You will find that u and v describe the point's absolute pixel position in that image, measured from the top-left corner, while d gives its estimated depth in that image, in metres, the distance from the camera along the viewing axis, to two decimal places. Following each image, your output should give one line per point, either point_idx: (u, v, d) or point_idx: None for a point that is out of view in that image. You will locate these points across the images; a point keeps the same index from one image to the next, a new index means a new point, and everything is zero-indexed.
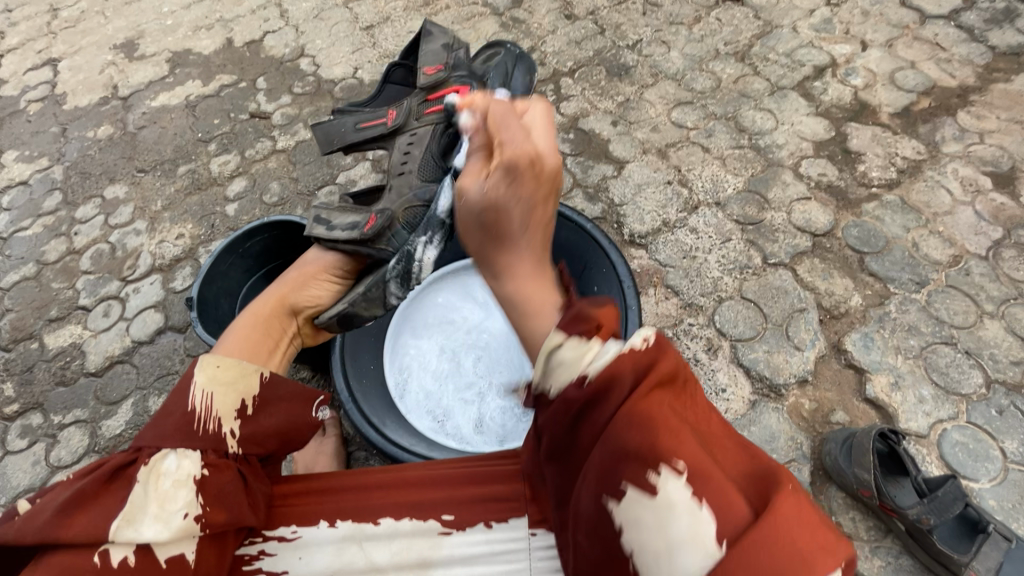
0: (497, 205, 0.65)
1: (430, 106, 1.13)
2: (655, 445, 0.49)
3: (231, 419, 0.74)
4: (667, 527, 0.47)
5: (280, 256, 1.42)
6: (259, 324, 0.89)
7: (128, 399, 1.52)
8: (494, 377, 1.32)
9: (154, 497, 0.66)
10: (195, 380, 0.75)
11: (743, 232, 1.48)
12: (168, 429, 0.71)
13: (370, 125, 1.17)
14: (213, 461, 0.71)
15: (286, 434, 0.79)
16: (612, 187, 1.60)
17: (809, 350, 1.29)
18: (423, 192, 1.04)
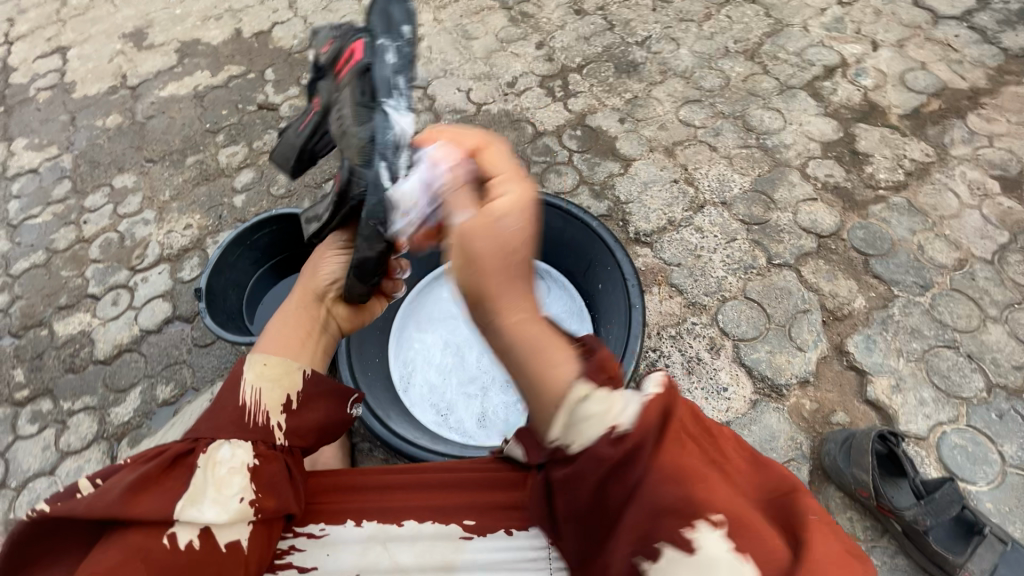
0: (510, 245, 0.56)
1: (341, 63, 0.98)
2: (691, 501, 0.51)
3: (278, 413, 0.81)
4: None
5: (287, 249, 1.43)
6: (291, 313, 0.94)
7: (136, 387, 1.54)
8: (498, 373, 1.33)
9: (213, 482, 0.73)
10: (245, 377, 0.82)
11: (748, 232, 1.49)
12: (221, 423, 0.77)
13: (304, 125, 1.09)
14: (263, 452, 0.77)
15: (324, 428, 0.86)
16: (618, 184, 1.61)
17: (812, 351, 1.29)
18: (364, 129, 0.87)
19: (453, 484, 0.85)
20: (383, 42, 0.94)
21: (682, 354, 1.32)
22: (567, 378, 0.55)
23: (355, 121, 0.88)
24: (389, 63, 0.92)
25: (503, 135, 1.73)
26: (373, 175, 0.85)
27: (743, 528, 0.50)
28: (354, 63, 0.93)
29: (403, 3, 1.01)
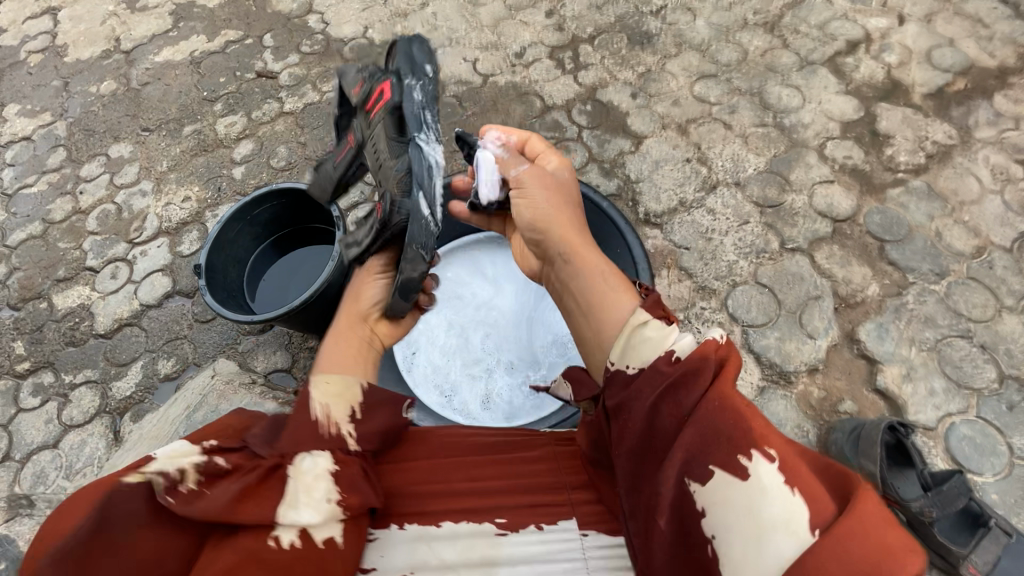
0: (562, 188, 0.94)
1: (373, 106, 1.06)
2: (748, 431, 0.53)
3: (347, 421, 0.74)
4: (754, 507, 0.50)
5: (289, 225, 1.40)
6: (341, 340, 0.87)
7: (137, 362, 1.53)
8: (503, 355, 1.32)
9: (305, 489, 0.67)
10: (310, 395, 0.75)
11: (762, 214, 1.44)
12: (299, 430, 0.71)
13: (343, 158, 1.16)
14: (341, 457, 0.71)
15: (391, 434, 0.79)
16: (629, 163, 1.56)
17: (822, 339, 1.26)
18: (400, 165, 0.98)
19: (487, 477, 0.82)
20: (409, 86, 1.01)
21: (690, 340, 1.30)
22: (626, 309, 0.73)
23: (393, 163, 0.99)
24: (416, 103, 1.00)
25: (510, 109, 1.67)
26: (412, 205, 0.95)
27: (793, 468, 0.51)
28: (384, 104, 1.03)
29: (420, 49, 1.05)
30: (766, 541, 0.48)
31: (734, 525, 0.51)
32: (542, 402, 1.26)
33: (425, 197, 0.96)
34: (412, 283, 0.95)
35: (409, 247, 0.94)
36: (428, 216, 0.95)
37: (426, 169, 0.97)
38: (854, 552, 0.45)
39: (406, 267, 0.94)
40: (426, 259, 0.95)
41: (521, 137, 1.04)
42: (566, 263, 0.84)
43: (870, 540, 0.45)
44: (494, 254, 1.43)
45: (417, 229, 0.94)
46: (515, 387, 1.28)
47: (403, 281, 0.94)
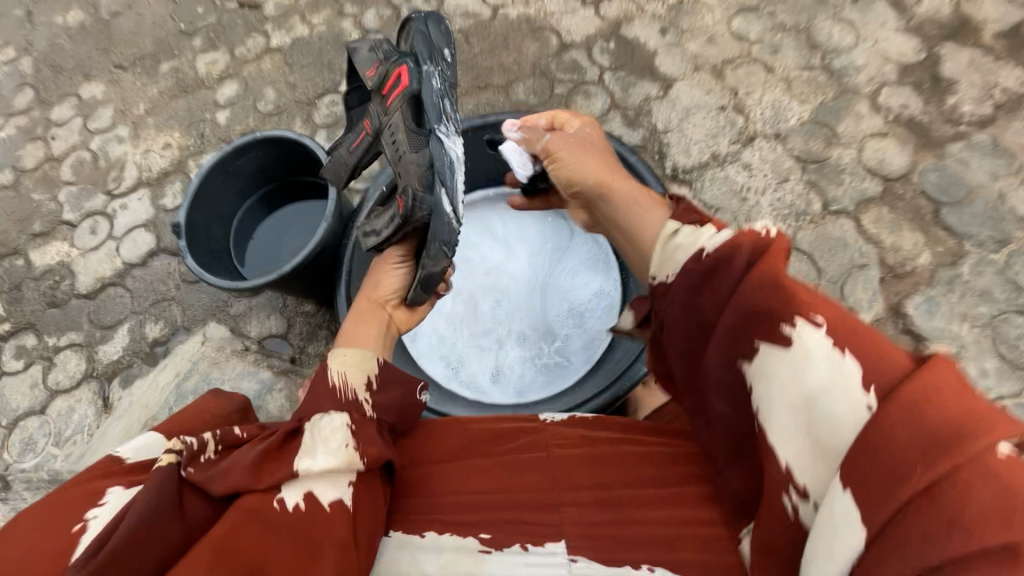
0: (590, 142, 0.95)
1: (389, 95, 0.93)
2: (792, 301, 0.49)
3: (363, 388, 0.75)
4: (801, 378, 0.48)
5: (278, 177, 1.25)
6: (360, 317, 0.91)
7: (123, 324, 1.44)
8: (514, 325, 1.21)
9: (321, 440, 0.66)
10: (328, 364, 0.76)
11: (804, 171, 1.29)
12: (316, 397, 0.73)
13: (359, 146, 1.01)
14: (357, 418, 0.71)
15: (407, 409, 0.78)
16: (655, 110, 1.39)
17: (866, 312, 1.15)
18: (421, 158, 0.88)
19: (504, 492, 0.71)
20: (427, 72, 0.89)
21: None
22: (656, 223, 0.73)
23: (412, 157, 0.89)
24: (434, 93, 0.89)
25: (523, 47, 1.47)
26: (434, 202, 0.87)
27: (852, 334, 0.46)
28: (403, 95, 0.90)
29: (439, 31, 0.94)
30: (818, 405, 0.46)
31: (785, 402, 0.49)
32: (556, 377, 1.16)
33: (448, 195, 0.88)
34: (435, 278, 0.91)
35: (432, 244, 0.88)
36: (452, 215, 0.88)
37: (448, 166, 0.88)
38: (920, 419, 0.41)
39: (428, 264, 0.90)
40: (448, 255, 0.90)
41: (546, 116, 1.01)
42: (604, 200, 0.84)
43: (942, 406, 0.40)
44: (505, 214, 1.30)
45: (442, 227, 0.87)
46: (527, 360, 1.18)
47: (427, 277, 0.91)
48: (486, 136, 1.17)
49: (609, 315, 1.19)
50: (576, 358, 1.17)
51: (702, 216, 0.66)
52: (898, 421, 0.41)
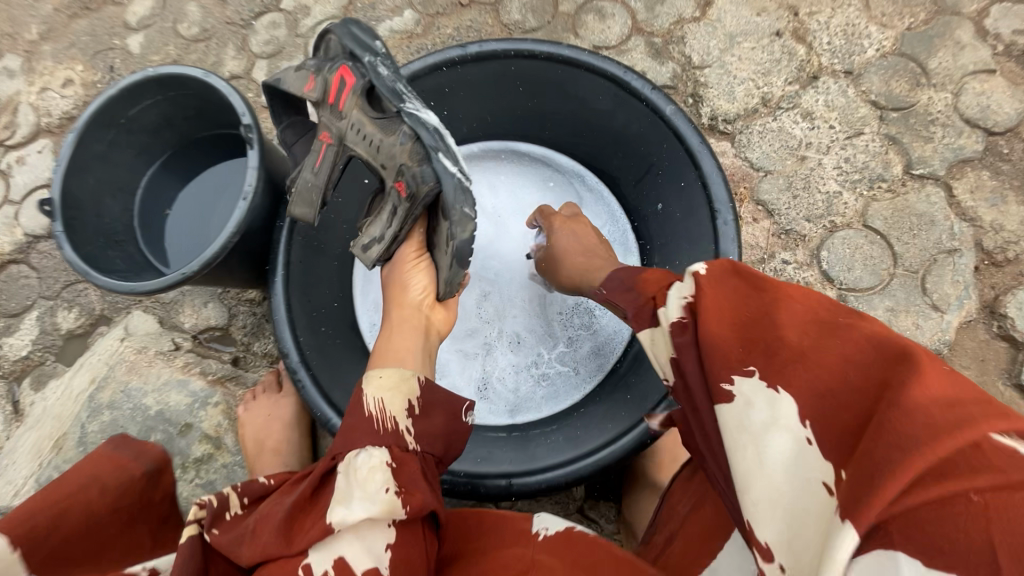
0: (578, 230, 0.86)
1: (335, 96, 0.73)
2: (731, 350, 0.44)
3: (404, 416, 0.61)
4: (751, 431, 0.42)
5: (193, 130, 0.96)
6: (391, 331, 0.72)
7: (31, 312, 1.18)
8: (506, 324, 0.97)
9: (357, 483, 0.54)
10: (364, 389, 0.63)
11: (882, 122, 1.00)
12: (352, 430, 0.59)
13: (323, 163, 0.76)
14: (397, 456, 0.58)
15: (452, 441, 0.65)
16: (690, 36, 1.05)
17: (953, 313, 0.91)
18: (403, 133, 0.70)
19: None
20: (369, 60, 0.71)
21: None
22: None
23: (391, 142, 0.70)
24: (386, 76, 0.71)
25: None
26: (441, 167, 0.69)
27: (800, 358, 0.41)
28: (354, 90, 0.71)
29: (361, 21, 0.74)
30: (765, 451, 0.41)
31: (753, 470, 0.41)
32: (559, 390, 0.93)
33: (447, 153, 0.70)
34: (464, 252, 0.72)
35: (450, 209, 0.68)
36: (462, 176, 0.70)
37: (435, 130, 0.71)
38: (891, 428, 0.35)
39: (454, 231, 0.70)
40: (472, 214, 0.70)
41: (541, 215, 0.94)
42: None
43: (919, 422, 0.34)
44: (493, 182, 1.03)
45: (457, 193, 0.69)
46: (521, 368, 0.95)
47: (455, 252, 0.71)
48: (466, 74, 0.86)
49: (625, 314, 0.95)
50: (583, 366, 0.94)
51: (652, 299, 0.55)
52: (882, 456, 0.35)
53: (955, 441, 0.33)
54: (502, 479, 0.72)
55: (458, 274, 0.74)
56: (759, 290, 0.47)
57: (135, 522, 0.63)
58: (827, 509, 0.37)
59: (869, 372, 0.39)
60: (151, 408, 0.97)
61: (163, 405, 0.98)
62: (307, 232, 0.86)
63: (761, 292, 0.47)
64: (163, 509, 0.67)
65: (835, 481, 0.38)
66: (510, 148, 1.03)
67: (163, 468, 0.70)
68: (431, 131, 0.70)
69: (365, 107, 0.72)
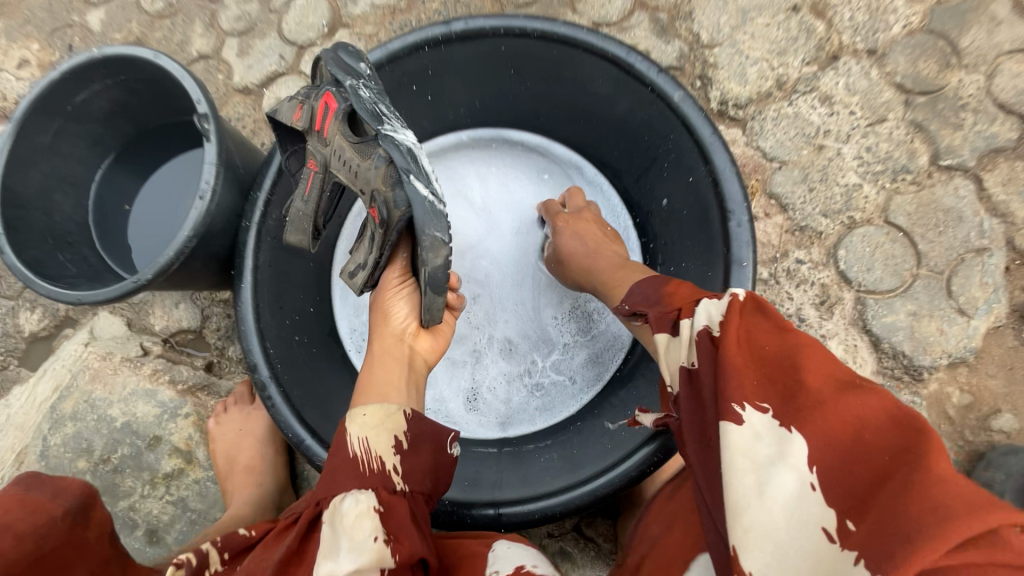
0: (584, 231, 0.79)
1: (320, 123, 0.66)
2: (749, 377, 0.40)
3: (392, 454, 0.55)
4: (755, 461, 0.38)
5: (152, 118, 0.87)
6: (375, 362, 0.66)
7: None
8: (497, 330, 0.90)
9: (342, 532, 0.49)
10: (345, 427, 0.57)
11: (908, 106, 0.91)
12: (334, 474, 0.54)
13: (311, 192, 0.70)
14: (386, 502, 0.52)
15: (440, 474, 0.60)
16: (699, 10, 0.95)
17: (980, 318, 0.85)
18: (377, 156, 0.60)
19: None
20: (351, 83, 0.64)
21: None
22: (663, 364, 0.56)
23: (365, 166, 0.62)
24: (367, 98, 0.63)
25: None
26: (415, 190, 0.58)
27: (820, 405, 0.37)
28: (336, 116, 0.64)
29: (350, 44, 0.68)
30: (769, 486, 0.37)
31: (752, 500, 0.37)
32: (554, 401, 0.87)
33: (421, 176, 0.60)
34: (441, 279, 0.62)
35: (419, 235, 0.58)
36: (436, 199, 0.59)
37: (411, 152, 0.61)
38: (913, 488, 0.32)
39: (425, 258, 0.59)
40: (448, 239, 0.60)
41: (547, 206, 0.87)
42: None
43: (942, 486, 0.31)
44: (483, 175, 0.95)
45: (428, 217, 0.58)
46: (513, 377, 0.89)
47: (428, 278, 0.62)
48: (450, 56, 0.77)
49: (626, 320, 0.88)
50: (584, 377, 0.87)
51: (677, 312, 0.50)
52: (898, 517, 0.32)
53: (985, 521, 0.29)
54: (489, 508, 0.66)
55: (438, 299, 0.65)
56: (784, 328, 0.43)
57: (73, 563, 0.56)
58: (827, 562, 0.34)
59: (890, 427, 0.36)
60: (117, 420, 0.91)
61: (129, 417, 0.91)
62: (278, 232, 0.78)
63: (786, 331, 0.43)
64: (101, 549, 0.61)
65: (838, 530, 0.34)
66: (501, 136, 0.95)
67: (92, 502, 0.62)
68: (406, 154, 0.60)
69: (346, 129, 0.64)
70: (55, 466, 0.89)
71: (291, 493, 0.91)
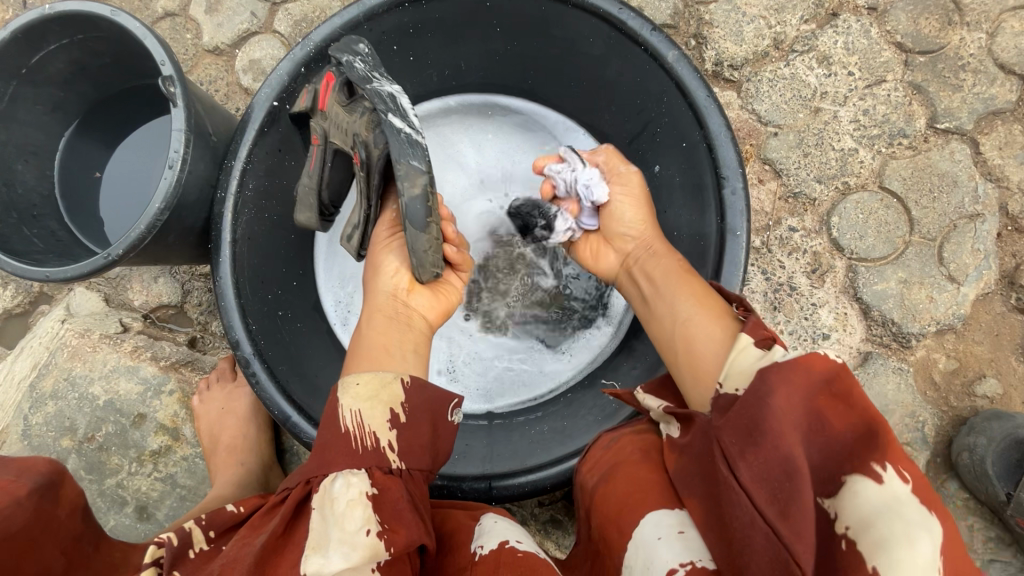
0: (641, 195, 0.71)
1: (323, 99, 0.66)
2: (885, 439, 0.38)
3: (387, 429, 0.52)
4: (900, 520, 0.34)
5: (116, 82, 0.82)
6: (363, 325, 0.63)
7: None
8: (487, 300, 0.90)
9: (333, 521, 0.47)
10: (337, 400, 0.53)
11: (908, 67, 0.88)
12: (325, 449, 0.51)
13: (314, 166, 0.71)
14: (379, 481, 0.49)
15: (437, 448, 0.57)
16: None
17: (970, 285, 0.85)
18: (360, 112, 0.62)
19: None
20: (347, 59, 0.63)
21: (766, 280, 0.85)
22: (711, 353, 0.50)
23: (352, 119, 0.63)
24: (361, 69, 0.62)
25: None
26: (389, 130, 0.57)
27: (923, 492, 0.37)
28: (333, 90, 0.65)
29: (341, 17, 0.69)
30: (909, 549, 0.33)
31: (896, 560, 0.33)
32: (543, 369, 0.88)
33: (398, 112, 0.60)
34: (421, 215, 0.58)
35: (393, 164, 0.56)
36: (412, 131, 0.59)
37: (392, 97, 0.61)
38: None
39: (401, 189, 0.57)
40: (425, 167, 0.57)
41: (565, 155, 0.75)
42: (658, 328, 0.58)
43: None
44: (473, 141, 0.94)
45: (403, 147, 0.57)
46: (484, 359, 0.89)
47: (406, 213, 0.57)
48: (431, 12, 0.73)
49: (610, 303, 0.88)
50: (564, 350, 0.88)
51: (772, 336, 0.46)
52: None
53: None
54: (481, 481, 0.67)
55: (423, 238, 0.59)
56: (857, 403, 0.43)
57: (41, 544, 0.56)
58: None
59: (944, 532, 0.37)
60: (99, 398, 0.89)
61: (112, 395, 0.89)
62: (256, 204, 0.75)
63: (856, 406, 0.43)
64: (73, 527, 0.60)
65: None
66: (489, 100, 0.92)
67: (59, 480, 0.61)
68: (385, 97, 0.60)
69: (338, 97, 0.65)
70: (38, 445, 0.88)
71: (278, 469, 0.91)
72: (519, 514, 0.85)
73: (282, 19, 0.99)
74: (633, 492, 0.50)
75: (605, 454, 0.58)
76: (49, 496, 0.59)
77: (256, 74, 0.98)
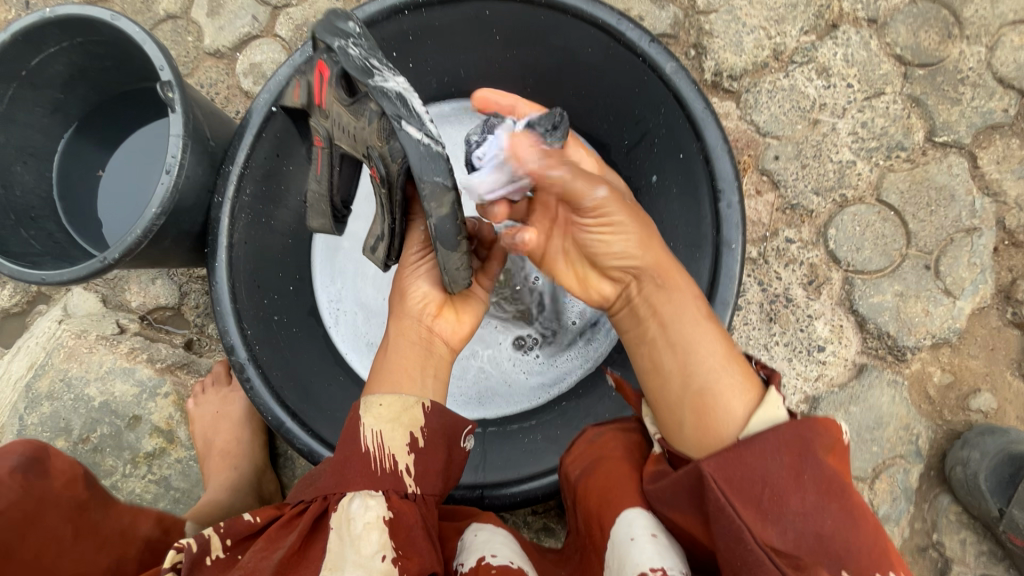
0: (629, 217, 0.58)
1: (320, 94, 0.62)
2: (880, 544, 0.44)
3: (405, 453, 0.53)
4: None
5: (113, 84, 0.82)
6: (388, 347, 0.63)
7: None
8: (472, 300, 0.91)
9: (349, 542, 0.47)
10: (357, 420, 0.54)
11: (907, 80, 0.88)
12: (343, 467, 0.52)
13: (323, 171, 0.68)
14: (396, 505, 0.50)
15: (449, 472, 0.57)
16: None
17: (966, 298, 0.84)
18: (370, 116, 0.57)
19: None
20: (339, 44, 0.57)
21: (762, 291, 0.85)
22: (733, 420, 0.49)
23: (361, 126, 0.58)
24: (356, 56, 0.56)
25: None
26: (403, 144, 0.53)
27: None
28: (330, 83, 0.60)
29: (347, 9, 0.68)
30: None
31: None
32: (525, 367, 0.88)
33: (411, 118, 0.53)
34: (451, 234, 0.56)
35: (418, 184, 0.52)
36: (431, 141, 0.53)
37: (400, 96, 0.54)
38: None
39: (428, 210, 0.54)
40: (451, 184, 0.53)
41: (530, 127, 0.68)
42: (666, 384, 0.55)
43: None
44: None
45: (424, 162, 0.52)
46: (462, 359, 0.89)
47: (436, 234, 0.56)
48: (433, 20, 0.73)
49: None
50: (530, 370, 0.88)
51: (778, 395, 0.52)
52: None
53: None
54: (472, 491, 0.68)
55: (454, 256, 0.59)
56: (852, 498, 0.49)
57: (43, 519, 0.58)
58: None
59: None
60: (94, 400, 0.89)
61: (108, 396, 0.89)
62: (254, 209, 0.75)
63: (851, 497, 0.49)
64: (72, 492, 0.61)
65: None
66: None
67: (42, 454, 0.61)
68: (394, 99, 0.53)
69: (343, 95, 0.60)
70: None
71: (272, 472, 0.91)
72: (512, 522, 0.85)
73: (282, 21, 0.99)
74: (607, 492, 0.54)
75: (587, 447, 0.61)
76: (33, 468, 0.59)
77: (256, 76, 0.99)
